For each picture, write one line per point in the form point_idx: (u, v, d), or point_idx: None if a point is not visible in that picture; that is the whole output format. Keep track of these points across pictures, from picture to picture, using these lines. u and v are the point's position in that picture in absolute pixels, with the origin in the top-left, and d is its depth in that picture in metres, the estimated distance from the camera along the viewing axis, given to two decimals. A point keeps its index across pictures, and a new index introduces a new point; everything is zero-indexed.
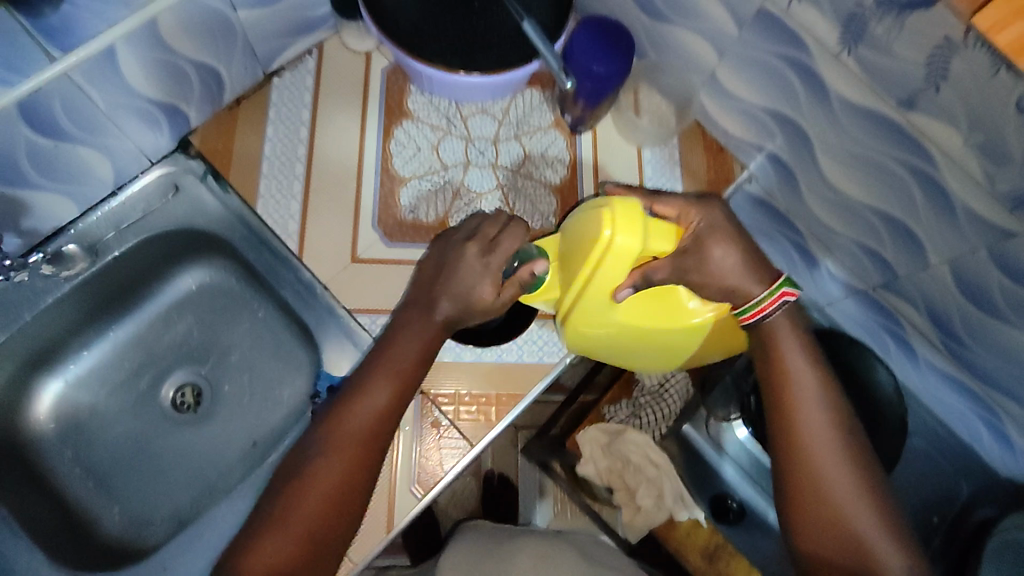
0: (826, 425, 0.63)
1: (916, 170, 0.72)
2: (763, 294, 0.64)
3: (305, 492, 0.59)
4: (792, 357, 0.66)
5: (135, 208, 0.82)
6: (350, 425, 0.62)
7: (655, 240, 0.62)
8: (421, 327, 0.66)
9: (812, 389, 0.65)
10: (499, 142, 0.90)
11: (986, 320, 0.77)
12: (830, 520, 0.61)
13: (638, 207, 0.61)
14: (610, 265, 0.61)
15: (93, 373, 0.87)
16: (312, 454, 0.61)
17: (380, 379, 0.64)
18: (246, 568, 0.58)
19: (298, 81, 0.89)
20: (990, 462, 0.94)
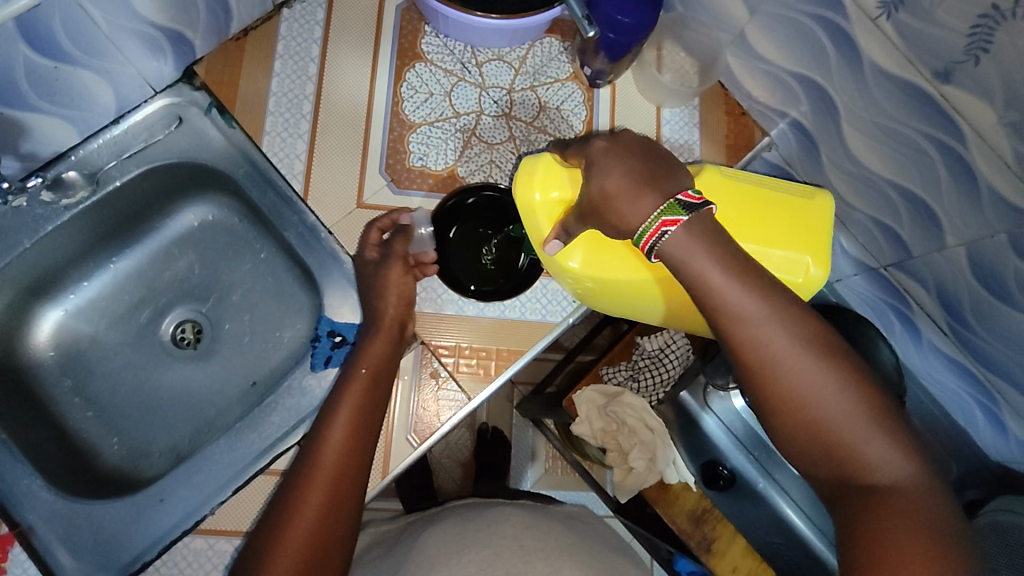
0: (771, 333, 0.57)
1: (942, 145, 0.69)
2: (651, 218, 0.58)
3: (294, 514, 0.61)
4: (712, 274, 0.58)
5: (137, 137, 0.80)
6: (347, 407, 0.68)
7: (551, 188, 0.70)
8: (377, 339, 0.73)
9: (759, 310, 0.57)
10: (514, 91, 0.86)
11: (997, 306, 0.77)
12: (812, 442, 0.56)
13: (533, 163, 0.71)
14: (529, 219, 0.73)
15: (93, 304, 0.87)
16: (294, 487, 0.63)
17: (368, 360, 0.72)
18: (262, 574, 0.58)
19: (308, 14, 0.85)
20: (982, 447, 0.95)
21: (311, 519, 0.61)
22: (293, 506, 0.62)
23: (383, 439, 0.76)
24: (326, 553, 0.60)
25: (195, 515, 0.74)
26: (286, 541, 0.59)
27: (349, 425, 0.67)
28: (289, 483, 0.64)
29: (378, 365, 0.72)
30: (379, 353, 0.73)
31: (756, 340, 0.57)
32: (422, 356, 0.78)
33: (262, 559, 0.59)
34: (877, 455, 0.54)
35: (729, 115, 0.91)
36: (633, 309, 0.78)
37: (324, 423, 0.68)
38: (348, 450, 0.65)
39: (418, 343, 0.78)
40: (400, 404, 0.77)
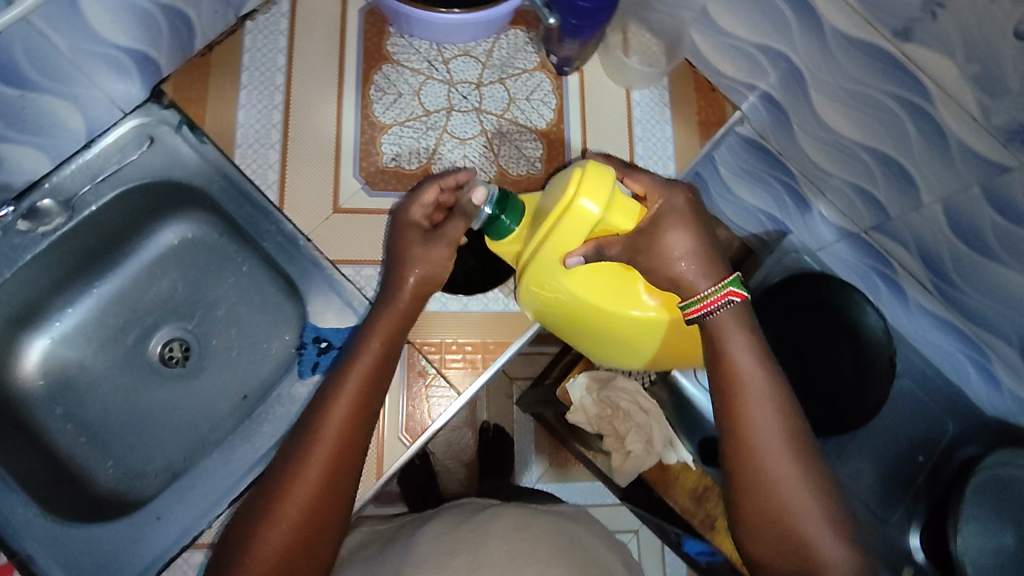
0: (769, 413, 0.64)
1: (910, 105, 0.70)
2: (712, 289, 0.66)
3: (294, 483, 0.62)
4: (736, 354, 0.66)
5: (109, 161, 0.80)
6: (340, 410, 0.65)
7: (616, 215, 0.65)
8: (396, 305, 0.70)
9: (760, 393, 0.65)
10: (482, 86, 0.87)
11: (979, 260, 0.78)
12: (773, 524, 0.62)
13: (610, 180, 0.64)
14: (569, 224, 0.64)
15: (78, 331, 0.87)
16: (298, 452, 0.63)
17: (363, 351, 0.68)
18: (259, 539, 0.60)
19: (272, 24, 0.85)
20: (978, 403, 0.95)
21: (310, 492, 0.61)
22: (294, 474, 0.62)
23: (375, 440, 0.77)
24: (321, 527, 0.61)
25: (192, 531, 0.74)
26: (258, 554, 0.60)
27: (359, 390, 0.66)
28: (268, 484, 0.63)
29: (371, 358, 0.68)
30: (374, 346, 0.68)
31: (754, 417, 0.64)
32: (409, 356, 0.78)
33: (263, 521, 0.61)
34: (828, 550, 0.60)
35: (700, 92, 0.90)
36: (586, 328, 0.75)
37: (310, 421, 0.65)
38: (330, 459, 0.63)
39: (405, 343, 0.78)
40: (390, 404, 0.77)
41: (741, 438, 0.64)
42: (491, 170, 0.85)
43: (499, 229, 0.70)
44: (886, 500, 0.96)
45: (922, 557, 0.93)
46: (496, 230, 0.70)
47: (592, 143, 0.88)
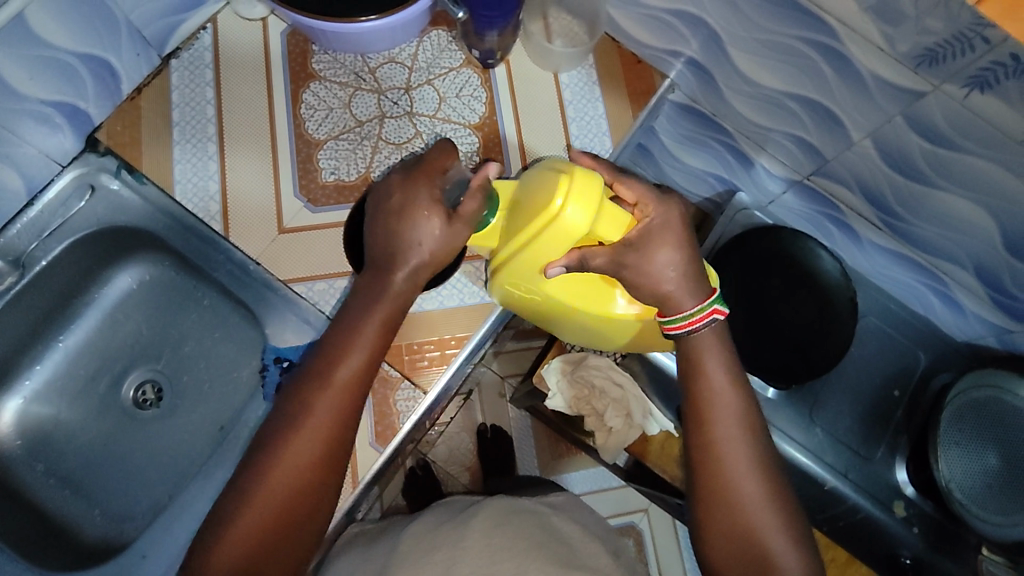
0: (737, 430, 0.64)
1: (822, 47, 0.70)
2: (694, 308, 0.64)
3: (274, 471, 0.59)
4: (711, 372, 0.65)
5: (55, 214, 0.81)
6: (321, 416, 0.60)
7: (602, 228, 0.61)
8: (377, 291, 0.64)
9: (730, 413, 0.64)
10: (412, 89, 0.87)
11: (915, 187, 0.79)
12: (734, 541, 0.62)
13: (598, 191, 0.61)
14: (550, 236, 0.61)
15: (49, 386, 0.88)
16: (281, 435, 0.60)
17: (338, 368, 0.62)
18: (239, 525, 0.58)
19: (197, 59, 0.85)
20: (948, 329, 0.96)
21: (293, 477, 0.59)
22: (277, 460, 0.59)
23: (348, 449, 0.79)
24: (303, 515, 0.60)
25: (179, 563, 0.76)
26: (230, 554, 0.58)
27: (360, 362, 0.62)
28: (232, 495, 0.60)
29: (349, 372, 0.62)
30: (361, 357, 0.62)
31: (723, 434, 0.63)
32: None
33: (244, 508, 0.59)
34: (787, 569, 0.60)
35: (625, 65, 0.91)
36: (556, 319, 0.75)
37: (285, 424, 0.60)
38: (304, 468, 0.59)
39: None
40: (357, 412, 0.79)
41: (710, 455, 0.63)
42: None
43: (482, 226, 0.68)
44: (870, 438, 0.97)
45: (913, 491, 0.94)
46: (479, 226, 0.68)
47: (527, 130, 0.88)
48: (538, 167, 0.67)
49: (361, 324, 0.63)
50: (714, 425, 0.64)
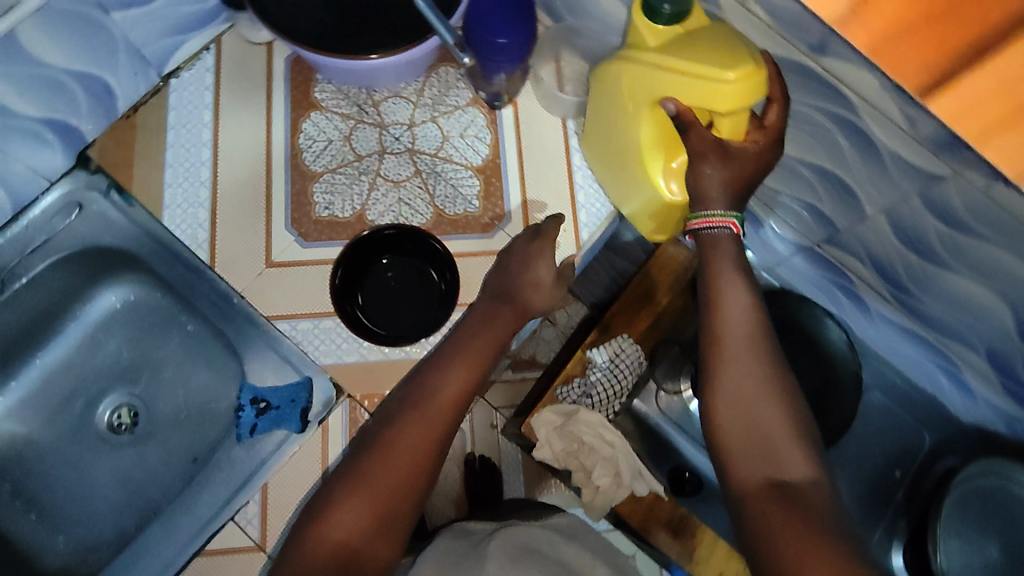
0: (742, 333, 0.62)
1: (839, 119, 0.66)
2: (722, 211, 0.64)
3: (385, 455, 0.61)
4: (730, 294, 0.64)
5: (39, 231, 0.78)
6: (435, 416, 0.64)
7: (699, 83, 0.60)
8: (488, 319, 0.73)
9: (740, 322, 0.63)
10: (415, 125, 0.85)
11: (929, 268, 0.75)
12: (744, 445, 0.59)
13: (753, 83, 0.59)
14: (698, 75, 0.60)
15: (24, 404, 0.86)
16: (390, 425, 0.63)
17: (450, 375, 0.67)
18: (338, 511, 0.58)
19: (197, 80, 0.84)
20: (954, 411, 0.92)
21: (399, 464, 0.61)
22: (383, 448, 0.61)
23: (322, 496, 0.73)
24: (398, 507, 0.59)
25: None
26: (326, 538, 0.57)
27: (466, 372, 0.67)
28: (339, 477, 0.61)
29: (453, 400, 0.65)
30: (463, 376, 0.67)
31: (731, 338, 0.62)
32: (349, 411, 0.77)
33: (342, 496, 0.59)
34: (794, 462, 0.57)
35: None
36: (603, 99, 0.73)
37: (399, 417, 0.64)
38: (411, 459, 0.61)
39: (345, 398, 0.77)
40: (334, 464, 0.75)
41: (716, 361, 0.62)
42: (428, 211, 0.82)
43: (654, 10, 0.63)
44: (867, 518, 0.93)
45: None
46: (651, 10, 0.63)
47: (530, 175, 0.85)
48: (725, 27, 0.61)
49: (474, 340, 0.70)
50: (721, 345, 0.62)
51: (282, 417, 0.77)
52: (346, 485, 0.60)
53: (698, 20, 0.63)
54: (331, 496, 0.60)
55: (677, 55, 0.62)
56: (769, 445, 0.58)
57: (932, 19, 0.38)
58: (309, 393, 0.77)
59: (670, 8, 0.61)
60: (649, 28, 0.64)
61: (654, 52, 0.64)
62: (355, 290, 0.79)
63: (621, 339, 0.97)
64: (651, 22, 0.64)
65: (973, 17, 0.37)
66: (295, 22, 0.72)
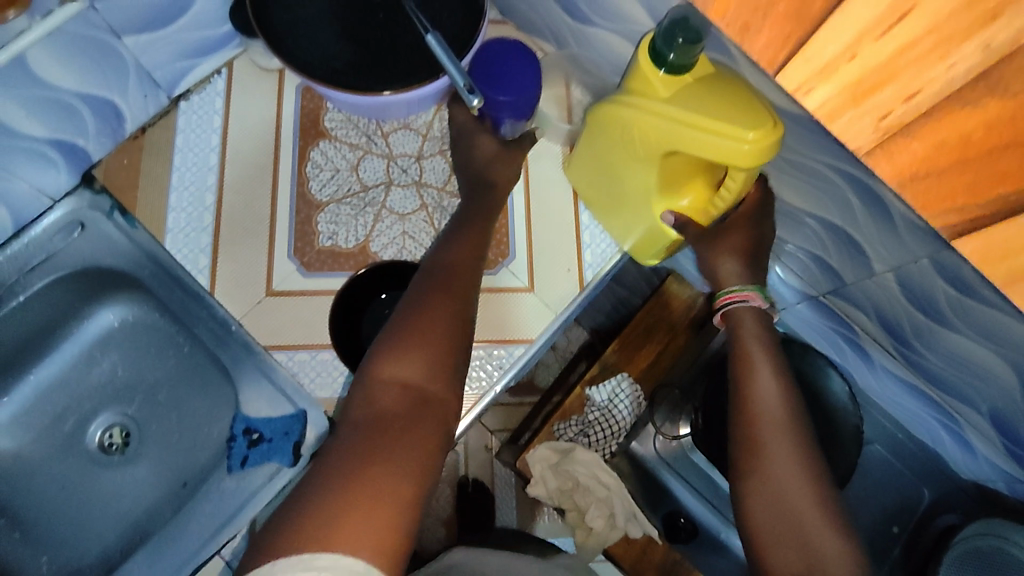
0: (778, 412, 0.73)
1: (849, 177, 0.65)
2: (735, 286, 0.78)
3: (429, 311, 0.65)
4: (760, 377, 0.75)
5: (39, 249, 0.78)
6: (460, 276, 0.69)
7: (708, 143, 0.60)
8: (483, 205, 0.79)
9: (772, 403, 0.73)
10: (423, 158, 0.85)
11: (934, 327, 0.74)
12: (787, 524, 0.67)
13: (761, 148, 0.57)
14: (705, 140, 0.60)
15: (15, 421, 0.85)
16: (420, 290, 0.67)
17: (462, 245, 0.73)
18: (393, 364, 0.62)
19: (207, 104, 0.84)
20: (955, 466, 0.91)
21: (448, 315, 0.65)
22: (428, 302, 0.66)
23: None
24: (454, 354, 0.64)
25: None
26: (392, 389, 0.61)
27: (477, 242, 0.74)
28: (388, 335, 0.64)
29: (465, 263, 0.71)
30: (475, 245, 0.74)
31: (767, 413, 0.73)
32: None
33: (397, 350, 0.62)
34: (825, 544, 0.66)
35: None
36: (604, 138, 0.74)
37: (430, 283, 0.68)
38: (457, 314, 0.66)
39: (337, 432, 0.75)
40: None
41: (753, 433, 0.72)
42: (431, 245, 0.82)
43: (661, 59, 0.61)
44: None
45: None
46: (657, 56, 0.62)
47: (537, 213, 0.85)
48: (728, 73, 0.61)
49: (470, 220, 0.77)
50: (760, 424, 0.72)
51: (274, 450, 0.76)
52: (404, 346, 0.63)
53: (703, 68, 0.63)
54: (384, 349, 0.63)
55: (688, 106, 0.61)
56: (800, 525, 0.67)
57: (963, 162, 0.39)
58: (302, 427, 0.75)
59: (677, 58, 0.60)
60: (654, 75, 0.64)
61: (662, 102, 0.63)
62: (356, 324, 0.78)
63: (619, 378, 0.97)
64: (657, 69, 0.63)
65: (999, 168, 0.38)
66: (307, 52, 0.72)
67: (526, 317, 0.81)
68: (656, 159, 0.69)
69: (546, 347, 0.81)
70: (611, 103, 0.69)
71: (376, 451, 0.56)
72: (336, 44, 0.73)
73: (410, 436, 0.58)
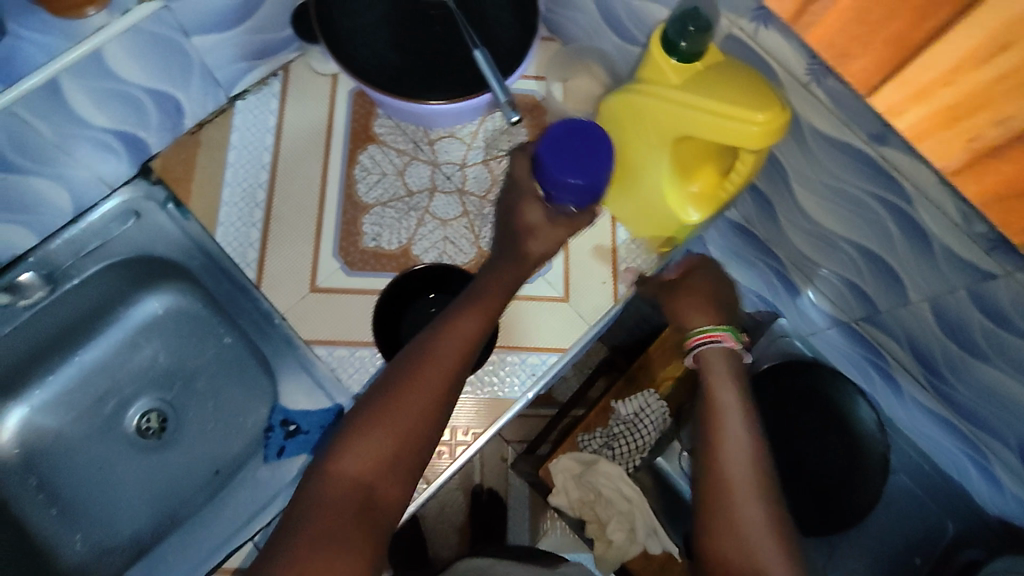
0: (744, 431, 0.65)
1: (890, 205, 0.66)
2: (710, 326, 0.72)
3: (401, 395, 0.59)
4: (723, 393, 0.67)
5: (95, 235, 0.81)
6: (449, 355, 0.62)
7: (718, 124, 0.62)
8: (508, 270, 0.70)
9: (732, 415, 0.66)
10: (467, 166, 0.87)
11: (968, 359, 0.74)
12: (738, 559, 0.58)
13: (764, 135, 0.60)
14: (716, 118, 0.61)
15: (58, 400, 0.88)
16: (400, 369, 0.61)
17: (464, 324, 0.64)
18: (348, 455, 0.57)
19: (263, 105, 0.87)
20: (980, 501, 0.91)
21: (418, 406, 0.59)
22: (401, 386, 0.60)
23: None
24: (414, 455, 0.58)
25: None
26: (338, 482, 0.56)
27: (482, 320, 0.65)
28: (357, 410, 0.60)
29: (458, 346, 0.63)
30: (478, 324, 0.65)
31: (730, 432, 0.65)
32: None
33: (355, 435, 0.58)
34: None
35: None
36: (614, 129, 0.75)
37: (411, 361, 0.62)
38: (428, 406, 0.59)
39: None
40: None
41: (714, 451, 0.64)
42: (471, 252, 0.84)
43: (672, 48, 0.64)
44: None
45: None
46: (670, 46, 0.65)
47: None
48: (736, 62, 0.63)
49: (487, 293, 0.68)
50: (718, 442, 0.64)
51: (311, 443, 0.78)
52: (361, 432, 0.57)
53: (715, 57, 0.65)
54: (343, 432, 0.59)
55: (700, 91, 0.63)
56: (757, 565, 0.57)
57: None
58: (339, 420, 0.77)
59: (688, 46, 0.63)
60: (666, 62, 0.66)
61: (674, 89, 0.65)
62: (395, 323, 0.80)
63: (646, 393, 0.94)
64: (668, 57, 0.66)
65: None
66: (362, 57, 0.75)
67: (561, 328, 0.82)
68: (668, 146, 0.69)
69: (578, 357, 0.83)
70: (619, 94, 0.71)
71: (306, 546, 0.52)
72: (390, 52, 0.76)
73: (349, 529, 0.54)
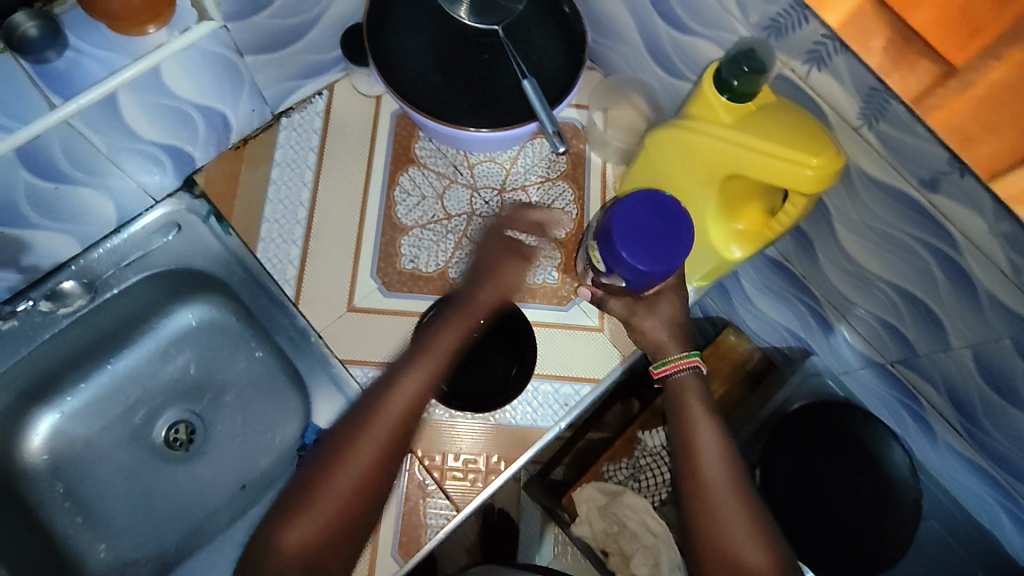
0: (722, 472, 0.70)
1: (936, 251, 0.66)
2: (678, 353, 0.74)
3: (341, 467, 0.64)
4: (702, 432, 0.72)
5: (137, 246, 0.83)
6: (387, 421, 0.66)
7: (771, 164, 0.62)
8: (451, 321, 0.72)
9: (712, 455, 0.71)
10: (506, 190, 0.87)
11: (1008, 408, 0.74)
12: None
13: (818, 181, 0.61)
14: (770, 158, 0.62)
15: (89, 407, 0.87)
16: (347, 438, 0.66)
17: (402, 388, 0.68)
18: (297, 524, 0.63)
19: (306, 123, 0.88)
20: (1010, 549, 0.90)
21: (357, 475, 0.64)
22: (343, 457, 0.65)
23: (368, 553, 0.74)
24: (353, 521, 0.64)
25: None
26: (284, 551, 0.62)
27: (425, 381, 0.68)
28: (305, 472, 0.66)
29: (403, 408, 0.67)
30: (409, 390, 0.67)
31: (712, 471, 0.70)
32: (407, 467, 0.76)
33: (305, 505, 0.63)
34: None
35: None
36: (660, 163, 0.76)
37: (355, 428, 0.66)
38: (366, 475, 0.64)
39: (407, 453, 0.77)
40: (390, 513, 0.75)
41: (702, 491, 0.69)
42: None
43: (725, 87, 0.65)
44: None
45: None
46: (723, 85, 0.66)
47: None
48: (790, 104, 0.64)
49: (424, 348, 0.70)
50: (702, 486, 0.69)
51: None
52: (306, 506, 0.63)
53: (766, 98, 0.66)
54: (290, 497, 0.65)
55: (754, 132, 0.63)
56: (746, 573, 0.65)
57: None
58: None
59: (740, 86, 0.64)
60: (716, 100, 0.67)
61: (726, 128, 0.66)
62: None
63: None
64: (719, 95, 0.67)
65: None
66: (410, 82, 0.76)
67: (596, 358, 0.82)
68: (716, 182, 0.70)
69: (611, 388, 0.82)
70: (667, 131, 0.72)
71: None
72: (438, 79, 0.77)
73: None
